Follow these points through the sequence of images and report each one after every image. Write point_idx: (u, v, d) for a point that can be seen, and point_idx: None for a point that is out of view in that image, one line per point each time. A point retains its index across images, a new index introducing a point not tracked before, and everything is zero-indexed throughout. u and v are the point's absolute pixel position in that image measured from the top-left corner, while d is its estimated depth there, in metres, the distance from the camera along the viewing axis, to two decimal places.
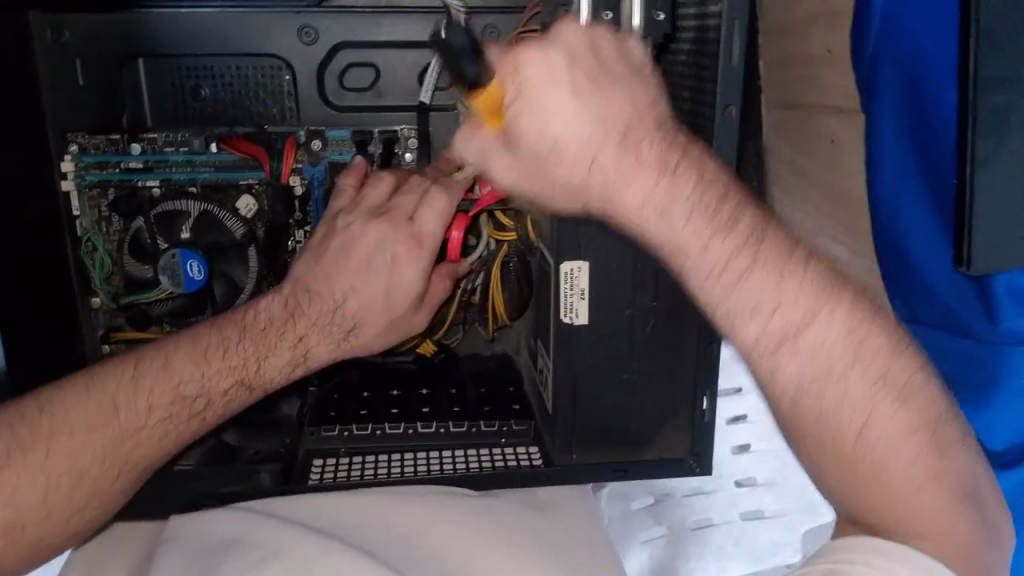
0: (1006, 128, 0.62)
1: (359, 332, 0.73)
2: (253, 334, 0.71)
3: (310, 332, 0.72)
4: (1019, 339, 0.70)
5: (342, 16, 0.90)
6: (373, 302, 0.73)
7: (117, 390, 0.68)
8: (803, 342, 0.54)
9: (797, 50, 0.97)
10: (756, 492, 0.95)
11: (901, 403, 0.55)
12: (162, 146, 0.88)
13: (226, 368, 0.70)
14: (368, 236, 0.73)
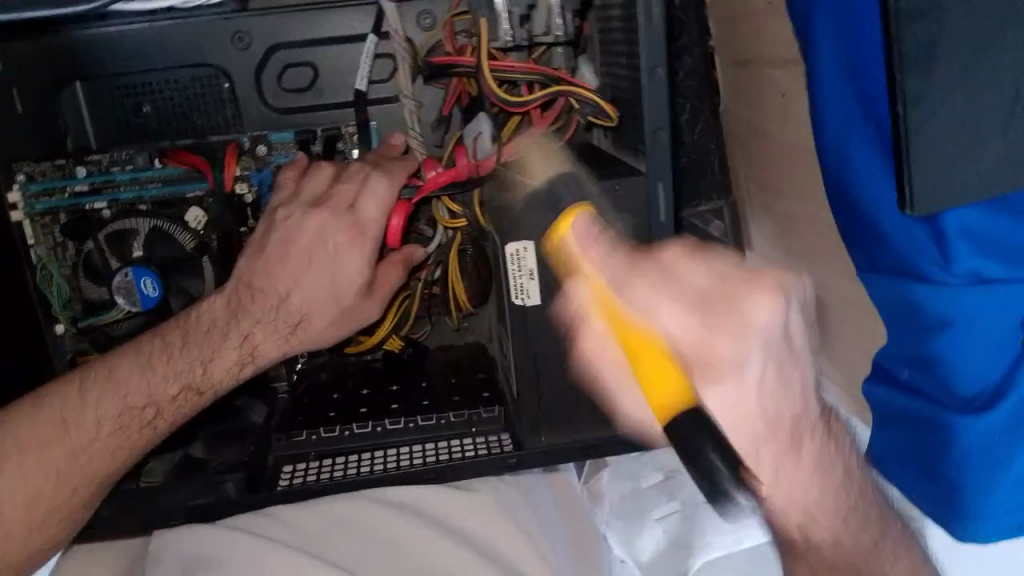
0: (936, 59, 0.60)
1: (307, 324, 0.76)
2: (196, 336, 0.75)
3: (255, 330, 0.75)
4: (973, 279, 0.68)
5: (273, 17, 0.89)
6: (317, 294, 0.76)
7: (66, 408, 0.71)
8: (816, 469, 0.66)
9: (742, 6, 0.95)
10: None
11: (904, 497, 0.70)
12: (108, 166, 0.88)
13: (171, 373, 0.73)
14: (309, 227, 0.76)
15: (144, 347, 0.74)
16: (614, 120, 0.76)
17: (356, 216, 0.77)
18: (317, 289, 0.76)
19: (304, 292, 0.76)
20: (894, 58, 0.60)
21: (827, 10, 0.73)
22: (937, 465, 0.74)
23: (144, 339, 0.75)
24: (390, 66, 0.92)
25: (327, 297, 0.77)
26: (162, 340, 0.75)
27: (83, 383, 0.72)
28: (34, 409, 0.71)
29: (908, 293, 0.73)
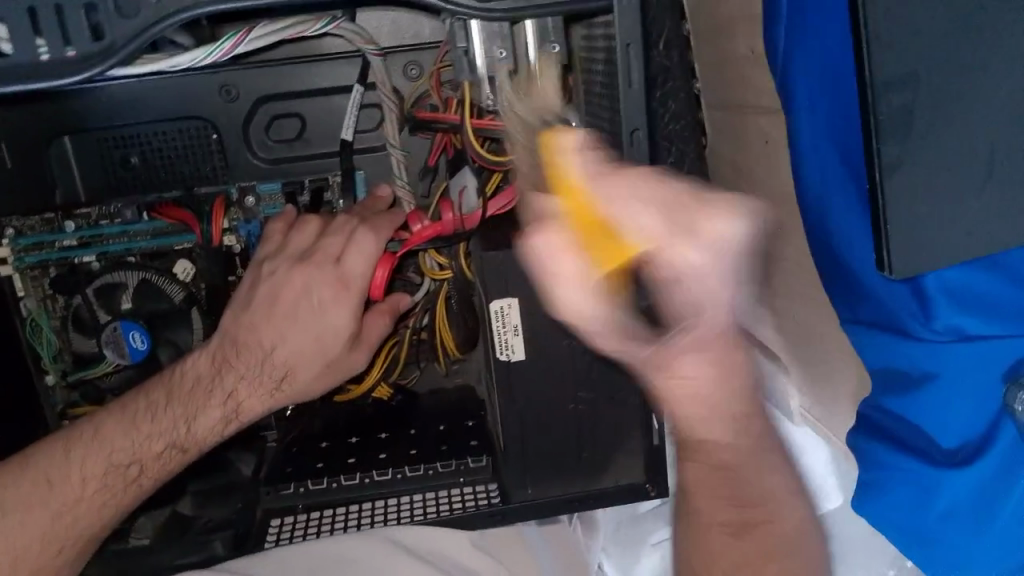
0: (912, 127, 0.61)
1: (293, 378, 0.76)
2: (181, 394, 0.74)
3: (240, 386, 0.75)
4: (954, 335, 0.69)
5: (258, 71, 0.90)
6: (302, 348, 0.75)
7: (50, 465, 0.72)
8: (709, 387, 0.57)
9: (726, 52, 0.95)
10: None
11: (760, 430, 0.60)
12: (97, 220, 0.88)
13: (156, 432, 0.73)
14: (293, 282, 0.76)
15: (130, 404, 0.74)
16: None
17: (340, 270, 0.76)
18: (302, 342, 0.75)
19: (291, 347, 0.75)
20: (870, 128, 0.62)
21: (805, 68, 0.73)
22: (921, 518, 0.74)
23: (131, 396, 0.75)
24: (376, 116, 0.93)
25: (315, 355, 0.76)
26: (146, 399, 0.74)
27: (65, 442, 0.73)
28: (20, 469, 0.72)
29: (893, 348, 0.74)
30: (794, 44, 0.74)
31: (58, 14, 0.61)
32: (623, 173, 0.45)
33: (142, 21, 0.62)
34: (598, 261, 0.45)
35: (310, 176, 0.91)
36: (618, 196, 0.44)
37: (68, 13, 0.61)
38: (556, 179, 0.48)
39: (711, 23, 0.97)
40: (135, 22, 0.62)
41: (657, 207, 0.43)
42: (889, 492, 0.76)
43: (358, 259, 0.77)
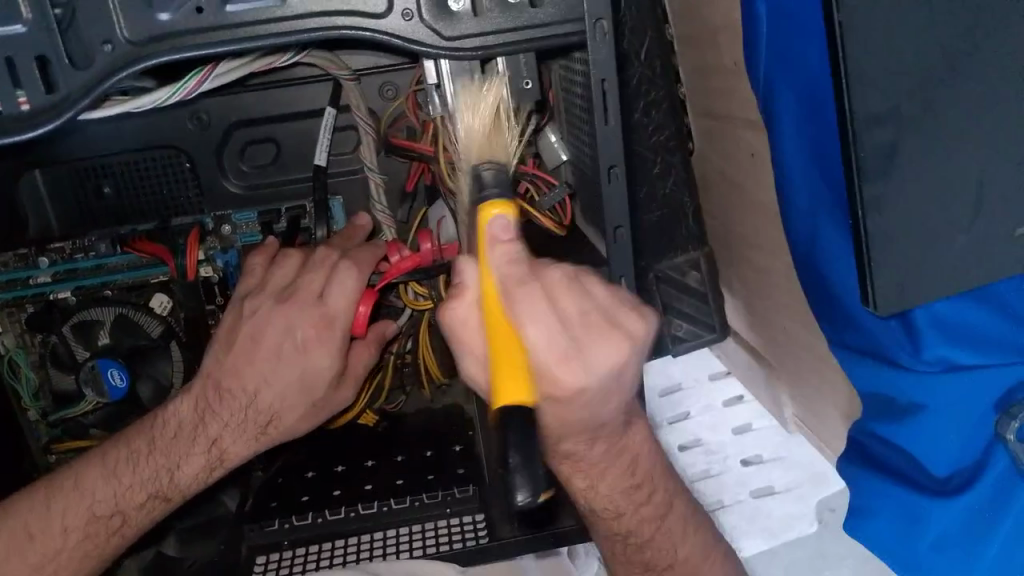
0: (895, 164, 0.59)
1: (278, 422, 0.74)
2: (163, 443, 0.73)
3: (224, 433, 0.73)
4: (947, 364, 0.67)
5: (227, 97, 0.87)
6: (286, 393, 0.73)
7: (32, 517, 0.71)
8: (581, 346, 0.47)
9: (709, 60, 0.91)
10: (764, 469, 1.03)
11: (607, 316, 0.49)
12: (72, 254, 0.87)
13: (138, 482, 0.72)
14: (274, 323, 0.73)
15: (111, 453, 0.73)
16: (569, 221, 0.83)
17: (324, 307, 0.74)
18: (286, 383, 0.74)
19: (270, 391, 0.73)
20: (851, 166, 0.59)
21: (790, 91, 0.71)
22: (913, 547, 0.72)
23: (113, 442, 0.74)
24: (353, 138, 0.90)
25: (294, 395, 0.74)
26: (127, 446, 0.74)
27: (47, 491, 0.72)
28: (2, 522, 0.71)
29: (882, 378, 0.72)
30: (774, 63, 0.71)
31: (10, 67, 0.61)
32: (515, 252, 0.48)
33: (97, 74, 0.61)
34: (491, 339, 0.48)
35: (288, 204, 0.90)
36: (515, 279, 0.47)
37: (21, 63, 0.60)
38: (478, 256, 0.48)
39: (693, 28, 0.93)
40: (91, 73, 0.61)
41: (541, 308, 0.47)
42: (880, 518, 0.74)
43: (339, 293, 0.75)
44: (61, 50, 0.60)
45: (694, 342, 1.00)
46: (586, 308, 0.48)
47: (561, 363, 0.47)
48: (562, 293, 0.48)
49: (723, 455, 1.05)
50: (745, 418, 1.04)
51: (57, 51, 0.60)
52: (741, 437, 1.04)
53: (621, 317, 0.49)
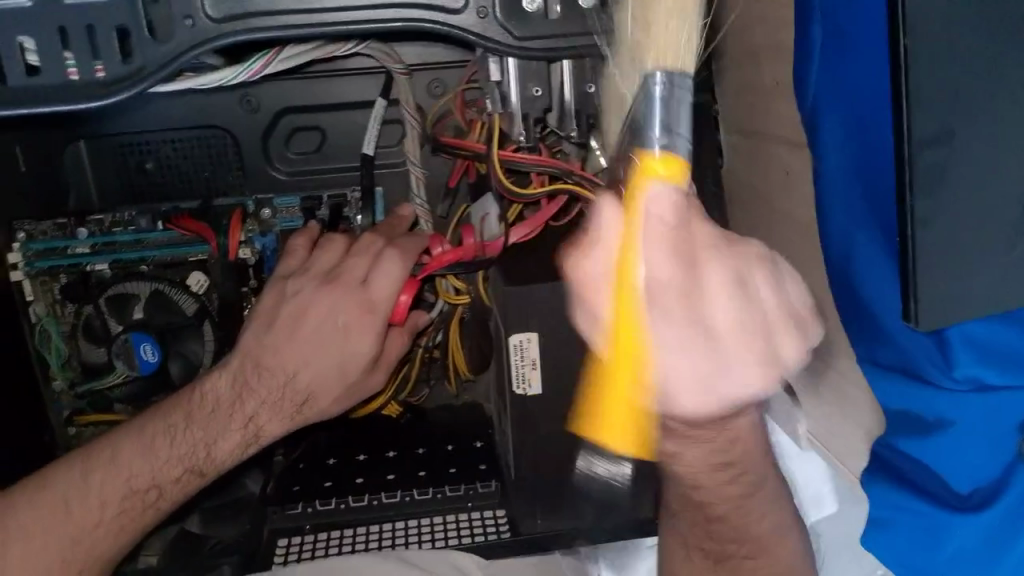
0: (943, 186, 0.61)
1: (313, 403, 0.75)
2: (201, 417, 0.73)
3: (260, 411, 0.74)
4: (975, 383, 0.70)
5: (279, 82, 0.88)
6: (325, 373, 0.75)
7: (68, 487, 0.71)
8: (713, 320, 0.54)
9: (748, 80, 0.94)
10: None
11: (743, 312, 0.54)
12: (111, 227, 0.88)
13: (175, 457, 0.72)
14: (318, 303, 0.75)
15: (149, 427, 0.74)
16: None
17: (368, 293, 0.76)
18: (326, 365, 0.75)
19: (309, 373, 0.74)
20: (902, 184, 0.61)
21: (834, 112, 0.74)
22: (931, 560, 0.74)
23: (150, 416, 0.75)
24: (398, 132, 0.92)
25: (332, 376, 0.75)
26: (163, 421, 0.74)
27: (83, 461, 0.72)
28: (37, 491, 0.71)
29: (912, 395, 0.75)
30: (824, 85, 0.74)
31: (91, 35, 0.62)
32: (675, 240, 0.52)
33: (175, 47, 0.62)
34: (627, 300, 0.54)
35: (329, 192, 0.90)
36: (662, 277, 0.52)
37: (101, 33, 0.61)
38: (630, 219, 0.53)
39: (734, 49, 0.96)
40: (169, 47, 0.62)
41: (682, 286, 0.53)
42: (895, 530, 0.77)
43: (383, 280, 0.76)
44: (142, 22, 0.61)
45: None
46: (751, 314, 0.54)
47: (683, 305, 0.53)
48: (713, 265, 0.54)
49: None
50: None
51: (137, 23, 0.61)
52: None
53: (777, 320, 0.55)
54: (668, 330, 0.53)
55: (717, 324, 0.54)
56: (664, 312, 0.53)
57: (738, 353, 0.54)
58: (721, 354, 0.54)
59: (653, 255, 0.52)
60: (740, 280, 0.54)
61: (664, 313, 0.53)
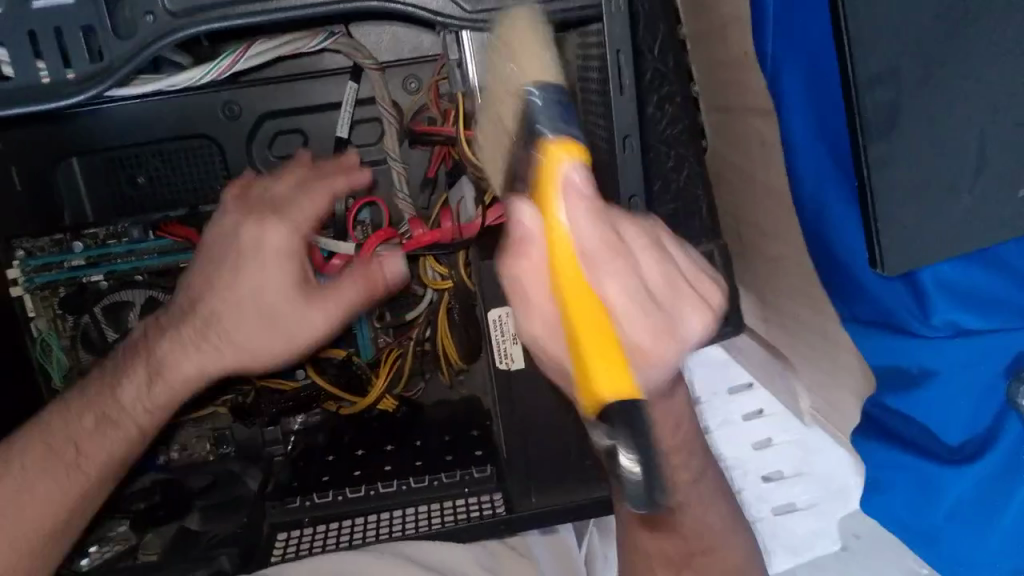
0: (897, 124, 0.60)
1: (218, 321, 0.74)
2: (150, 357, 0.79)
3: (182, 334, 0.77)
4: (955, 328, 0.68)
5: (257, 89, 0.91)
6: (225, 291, 0.73)
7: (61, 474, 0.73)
8: (651, 290, 0.44)
9: (720, 55, 0.94)
10: (785, 485, 1.03)
11: (659, 279, 0.45)
12: (105, 240, 0.91)
13: (98, 403, 0.80)
14: (239, 224, 0.73)
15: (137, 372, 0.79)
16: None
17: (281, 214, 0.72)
18: (279, 289, 0.71)
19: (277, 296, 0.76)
20: (854, 126, 0.60)
21: (795, 68, 0.74)
22: (928, 515, 0.73)
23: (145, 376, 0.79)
24: (377, 130, 0.93)
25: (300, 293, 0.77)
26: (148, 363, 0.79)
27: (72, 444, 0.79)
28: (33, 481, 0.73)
29: (892, 347, 0.72)
30: (782, 42, 0.74)
31: (59, 37, 0.64)
32: (594, 201, 0.41)
33: (139, 41, 0.65)
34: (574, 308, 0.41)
35: None
36: (591, 241, 0.42)
37: (68, 34, 0.64)
38: (544, 203, 0.41)
39: (704, 26, 0.96)
40: (132, 42, 0.65)
41: (628, 275, 0.43)
42: (894, 493, 0.75)
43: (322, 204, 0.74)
44: (106, 20, 0.64)
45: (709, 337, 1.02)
46: (666, 266, 0.45)
47: (643, 312, 0.43)
48: (639, 250, 0.44)
49: (742, 470, 1.04)
50: (766, 432, 1.04)
51: (101, 21, 0.64)
52: (762, 453, 1.04)
53: (696, 283, 0.47)
54: (625, 287, 0.42)
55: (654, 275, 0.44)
56: (634, 299, 0.43)
57: (672, 304, 0.45)
58: (661, 314, 0.44)
59: (598, 246, 0.42)
60: (655, 245, 0.45)
61: (620, 287, 0.42)
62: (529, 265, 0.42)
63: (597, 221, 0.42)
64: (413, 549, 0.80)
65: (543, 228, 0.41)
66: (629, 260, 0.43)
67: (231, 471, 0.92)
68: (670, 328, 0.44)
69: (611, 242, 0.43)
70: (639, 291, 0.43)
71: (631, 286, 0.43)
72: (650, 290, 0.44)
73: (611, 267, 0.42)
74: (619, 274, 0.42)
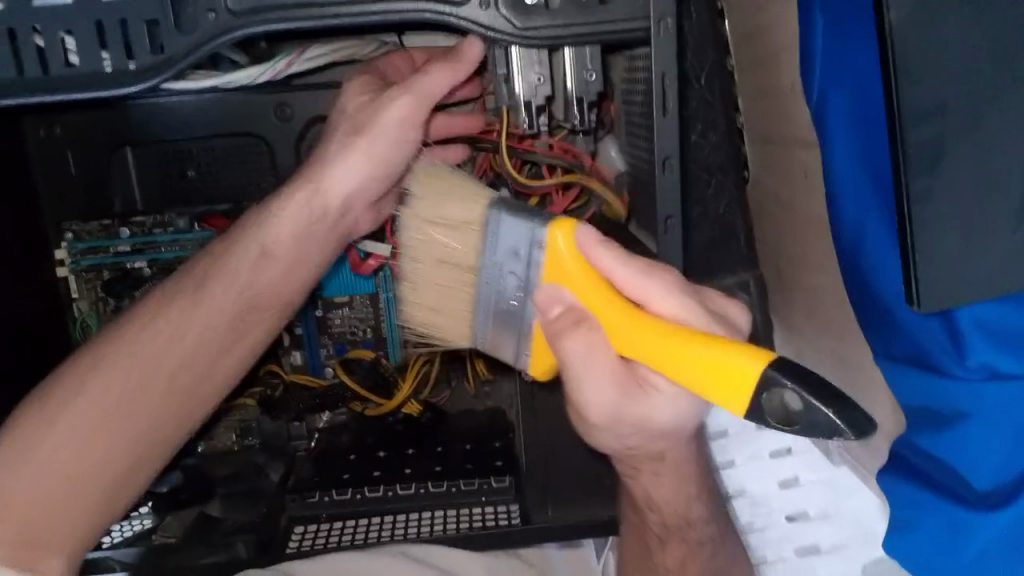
0: (941, 161, 0.59)
1: (271, 242, 0.81)
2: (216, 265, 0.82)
3: (243, 237, 0.81)
4: (989, 372, 0.67)
5: (308, 91, 0.93)
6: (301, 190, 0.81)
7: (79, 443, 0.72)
8: (685, 292, 0.59)
9: (767, 85, 0.94)
10: (811, 526, 0.99)
11: (679, 285, 0.59)
12: (151, 228, 0.94)
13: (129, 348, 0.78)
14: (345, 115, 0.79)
15: (259, 246, 0.81)
16: (623, 212, 0.84)
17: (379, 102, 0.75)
18: (344, 186, 0.80)
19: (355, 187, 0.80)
20: (897, 162, 0.59)
21: (840, 100, 0.73)
22: (951, 561, 0.70)
23: (213, 294, 0.81)
24: None
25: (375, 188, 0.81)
26: (259, 241, 0.81)
27: (111, 388, 0.75)
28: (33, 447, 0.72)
29: (925, 385, 0.71)
30: (827, 74, 0.74)
31: (123, 28, 0.67)
32: (619, 252, 0.59)
33: (200, 37, 0.67)
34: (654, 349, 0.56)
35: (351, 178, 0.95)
36: (629, 276, 0.58)
37: (133, 26, 0.67)
38: (587, 277, 0.60)
39: (754, 56, 0.96)
40: (193, 37, 0.67)
41: (664, 289, 0.58)
42: (923, 535, 0.73)
43: (437, 87, 0.75)
44: (170, 14, 0.67)
45: None
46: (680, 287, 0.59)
47: (686, 309, 0.58)
48: (650, 278, 0.58)
49: (767, 509, 1.02)
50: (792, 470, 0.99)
51: (166, 15, 0.67)
52: (786, 493, 1.01)
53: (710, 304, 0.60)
54: (682, 304, 0.58)
55: (672, 291, 0.58)
56: (678, 299, 0.58)
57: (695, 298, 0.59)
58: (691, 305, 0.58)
59: (630, 274, 0.58)
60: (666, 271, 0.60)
61: (662, 298, 0.58)
62: (597, 340, 0.59)
63: (623, 263, 0.58)
64: (428, 552, 0.81)
65: (591, 291, 0.59)
66: (652, 275, 0.59)
67: (254, 463, 0.93)
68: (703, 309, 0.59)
69: (636, 272, 0.58)
70: (667, 293, 0.58)
71: (662, 291, 0.58)
72: (674, 291, 0.58)
73: (646, 289, 0.58)
74: (663, 289, 0.58)
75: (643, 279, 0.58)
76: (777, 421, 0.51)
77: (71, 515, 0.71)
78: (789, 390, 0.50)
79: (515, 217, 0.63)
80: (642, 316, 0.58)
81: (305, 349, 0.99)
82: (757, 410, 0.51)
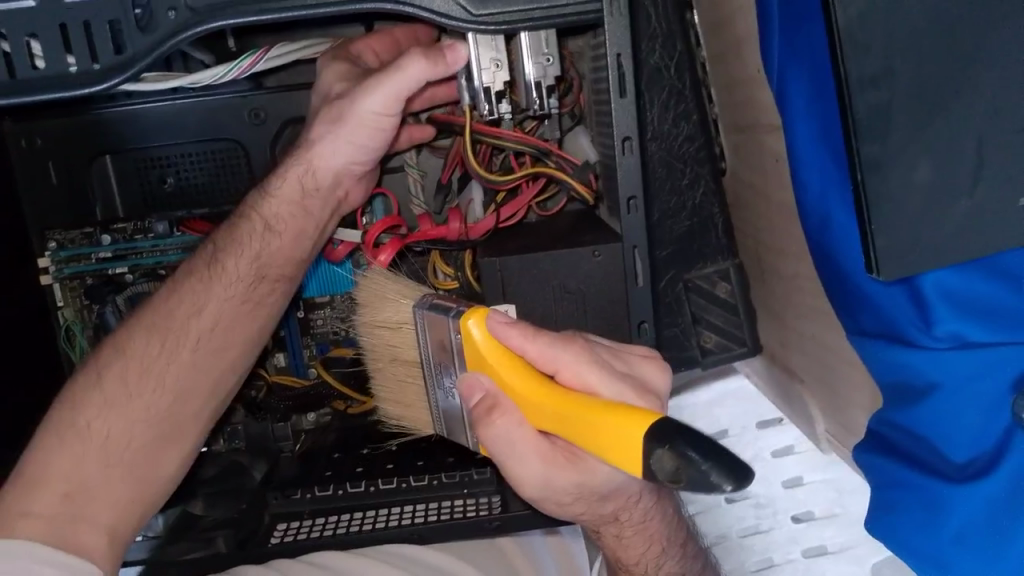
0: (890, 125, 0.60)
1: (276, 226, 0.83)
2: (227, 243, 0.82)
3: (277, 207, 0.83)
4: (959, 341, 0.65)
5: (280, 94, 0.94)
6: (301, 177, 0.83)
7: (88, 421, 0.71)
8: (596, 352, 0.66)
9: (735, 74, 0.93)
10: (815, 525, 1.12)
11: (587, 352, 0.64)
12: (131, 234, 0.94)
13: (152, 338, 0.77)
14: (340, 104, 0.80)
15: (261, 220, 0.83)
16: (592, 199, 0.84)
17: (366, 105, 0.78)
18: (347, 168, 0.85)
19: (345, 160, 0.84)
20: (846, 128, 0.60)
21: (798, 76, 0.73)
22: (936, 540, 0.68)
23: (230, 265, 0.81)
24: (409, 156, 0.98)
25: (366, 160, 0.85)
26: (262, 217, 0.83)
27: (141, 364, 0.75)
28: (47, 427, 0.71)
29: (896, 359, 0.69)
30: (785, 51, 0.74)
31: (87, 31, 0.69)
32: (527, 333, 0.65)
33: (160, 36, 0.68)
34: (554, 422, 0.62)
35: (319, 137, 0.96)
36: (538, 353, 0.64)
37: (96, 27, 0.68)
38: (499, 358, 0.66)
39: (721, 45, 0.95)
40: (153, 37, 0.68)
41: (571, 358, 0.63)
42: (903, 513, 0.71)
43: (412, 80, 0.74)
44: (131, 15, 0.68)
45: (724, 355, 1.03)
46: (591, 352, 0.64)
47: (595, 375, 0.62)
48: (559, 348, 0.64)
49: (773, 510, 1.14)
50: (794, 471, 1.11)
51: (127, 14, 0.68)
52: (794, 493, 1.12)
53: (626, 366, 0.66)
54: (584, 372, 0.63)
55: (580, 362, 0.63)
56: (579, 365, 0.63)
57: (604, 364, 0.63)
58: (599, 372, 0.63)
59: (536, 350, 0.64)
60: (574, 340, 0.65)
61: (569, 364, 0.63)
62: (515, 421, 0.64)
63: (528, 342, 0.65)
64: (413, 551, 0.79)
65: (504, 373, 0.66)
66: (553, 344, 0.64)
67: (239, 464, 0.94)
68: (608, 372, 0.63)
69: (539, 345, 0.64)
70: (572, 355, 0.63)
71: (564, 361, 0.63)
72: (579, 353, 0.63)
73: (552, 357, 0.64)
74: (568, 361, 0.63)
75: (550, 357, 0.64)
76: (667, 476, 0.51)
77: (108, 493, 0.69)
78: (677, 446, 0.50)
79: (434, 312, 0.74)
80: (550, 387, 0.63)
81: (288, 351, 0.99)
82: (649, 470, 0.52)
